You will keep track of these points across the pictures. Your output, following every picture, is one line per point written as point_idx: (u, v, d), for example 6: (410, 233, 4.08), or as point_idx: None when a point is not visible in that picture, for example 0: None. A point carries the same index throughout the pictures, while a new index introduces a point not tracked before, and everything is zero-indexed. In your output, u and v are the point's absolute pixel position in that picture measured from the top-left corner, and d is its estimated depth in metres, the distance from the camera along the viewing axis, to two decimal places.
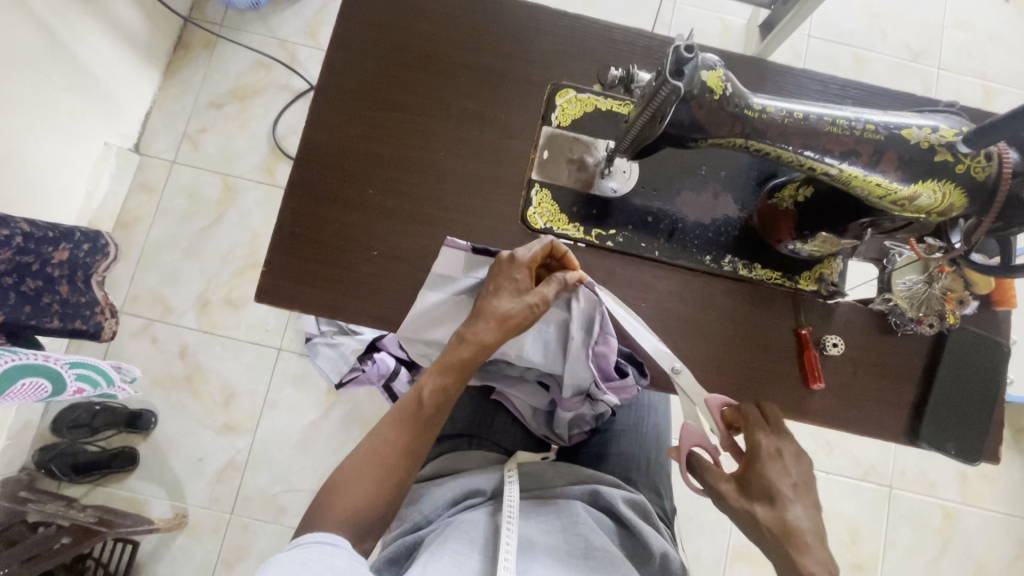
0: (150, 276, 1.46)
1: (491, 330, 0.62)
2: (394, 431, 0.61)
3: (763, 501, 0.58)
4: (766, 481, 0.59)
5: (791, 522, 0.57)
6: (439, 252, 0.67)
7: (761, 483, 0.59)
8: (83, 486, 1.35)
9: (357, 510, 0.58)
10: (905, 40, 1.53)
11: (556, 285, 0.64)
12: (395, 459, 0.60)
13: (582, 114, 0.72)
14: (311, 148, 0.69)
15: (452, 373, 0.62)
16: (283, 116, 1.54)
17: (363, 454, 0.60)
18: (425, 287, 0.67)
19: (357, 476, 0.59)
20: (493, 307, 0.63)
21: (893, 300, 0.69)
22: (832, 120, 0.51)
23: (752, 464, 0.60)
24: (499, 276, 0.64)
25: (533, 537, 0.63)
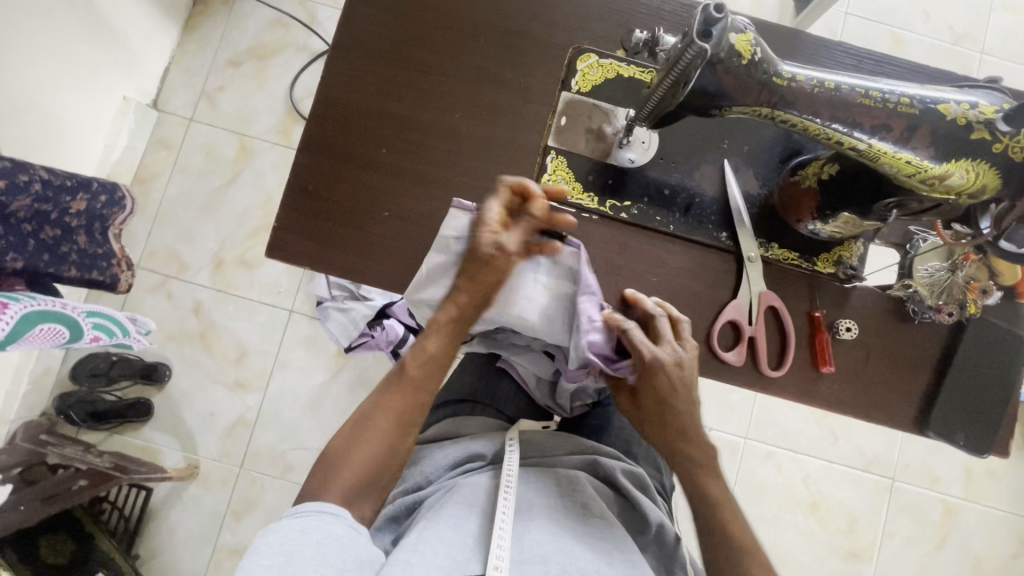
0: (167, 233, 1.47)
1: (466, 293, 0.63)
2: (384, 400, 0.63)
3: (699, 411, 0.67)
4: (662, 400, 0.64)
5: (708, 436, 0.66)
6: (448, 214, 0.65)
7: (651, 398, 0.64)
8: (100, 433, 1.40)
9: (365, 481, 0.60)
10: (948, 22, 1.46)
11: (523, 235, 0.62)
12: (391, 421, 0.62)
13: (604, 81, 0.70)
14: (326, 105, 0.68)
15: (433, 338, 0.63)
16: (301, 78, 1.52)
17: (352, 426, 0.62)
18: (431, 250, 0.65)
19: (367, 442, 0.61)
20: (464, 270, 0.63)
21: (913, 287, 0.68)
22: (865, 91, 0.49)
23: (677, 390, 0.64)
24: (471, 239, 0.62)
25: (531, 500, 0.63)
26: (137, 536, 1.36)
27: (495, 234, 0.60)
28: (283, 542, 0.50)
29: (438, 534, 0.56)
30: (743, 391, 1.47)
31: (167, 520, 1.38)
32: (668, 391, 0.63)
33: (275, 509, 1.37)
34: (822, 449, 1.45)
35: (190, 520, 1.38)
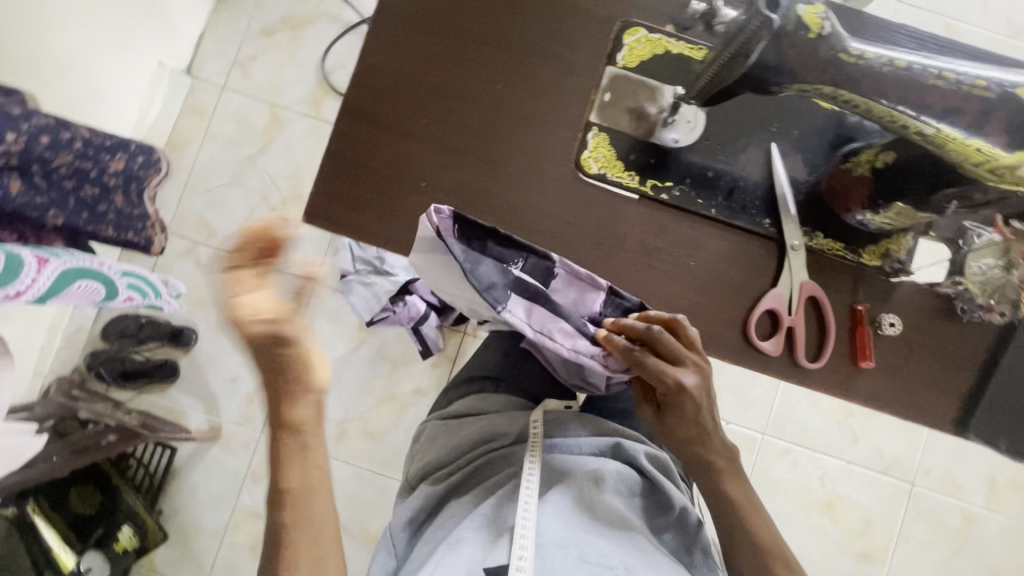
0: (197, 200, 1.49)
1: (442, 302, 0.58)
2: None
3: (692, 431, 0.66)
4: (692, 416, 0.64)
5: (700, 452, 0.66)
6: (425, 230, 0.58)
7: (678, 414, 0.64)
8: (128, 392, 1.44)
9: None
10: (1008, 14, 1.39)
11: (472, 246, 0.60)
12: None
13: (651, 57, 0.68)
14: (367, 72, 0.68)
15: None
16: (333, 49, 1.51)
17: None
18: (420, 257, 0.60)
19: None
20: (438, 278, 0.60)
21: (963, 284, 0.65)
22: (937, 72, 0.47)
23: (705, 399, 0.63)
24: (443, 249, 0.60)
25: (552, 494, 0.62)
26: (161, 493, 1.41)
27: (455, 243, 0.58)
28: None
29: (460, 550, 0.56)
30: (764, 386, 1.45)
31: (189, 479, 1.42)
32: (699, 407, 0.63)
33: None
34: (841, 450, 1.43)
35: (211, 481, 1.41)
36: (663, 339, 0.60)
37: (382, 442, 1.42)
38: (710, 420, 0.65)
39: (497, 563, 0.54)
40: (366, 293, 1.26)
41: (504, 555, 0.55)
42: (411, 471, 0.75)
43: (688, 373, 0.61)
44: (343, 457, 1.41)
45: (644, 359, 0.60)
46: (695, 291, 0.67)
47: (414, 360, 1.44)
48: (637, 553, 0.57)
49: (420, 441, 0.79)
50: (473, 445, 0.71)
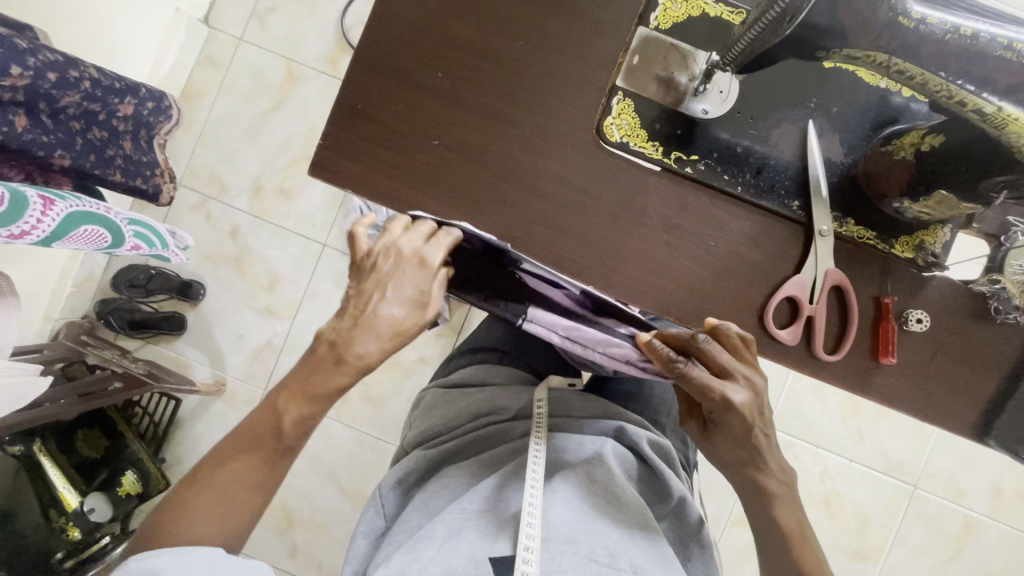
0: (209, 153, 1.47)
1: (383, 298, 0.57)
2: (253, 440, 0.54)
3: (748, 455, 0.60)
4: (740, 436, 0.58)
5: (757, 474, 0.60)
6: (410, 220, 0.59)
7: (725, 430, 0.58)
8: (136, 341, 1.45)
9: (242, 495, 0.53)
10: None
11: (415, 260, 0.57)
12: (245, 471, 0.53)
13: (686, 18, 0.63)
14: (384, 19, 0.64)
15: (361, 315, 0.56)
16: (354, 4, 1.46)
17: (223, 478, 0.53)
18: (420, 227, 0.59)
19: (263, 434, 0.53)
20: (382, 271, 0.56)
21: (1000, 283, 0.61)
22: (1006, 43, 0.42)
23: (758, 419, 0.58)
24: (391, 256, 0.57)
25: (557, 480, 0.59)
26: (165, 442, 1.43)
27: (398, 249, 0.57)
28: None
29: (463, 531, 0.53)
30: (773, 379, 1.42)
31: (193, 431, 1.44)
32: (750, 428, 0.57)
33: None
34: (845, 448, 1.40)
35: (214, 434, 1.43)
36: (715, 351, 0.56)
37: (382, 408, 1.42)
38: (763, 438, 0.58)
39: (502, 554, 0.50)
40: None
41: (508, 545, 0.51)
42: (407, 437, 0.73)
43: (739, 389, 0.56)
44: (343, 420, 1.42)
45: (687, 371, 0.55)
46: (713, 274, 0.64)
47: None
48: (645, 549, 0.54)
49: (419, 408, 0.77)
50: (472, 417, 0.69)
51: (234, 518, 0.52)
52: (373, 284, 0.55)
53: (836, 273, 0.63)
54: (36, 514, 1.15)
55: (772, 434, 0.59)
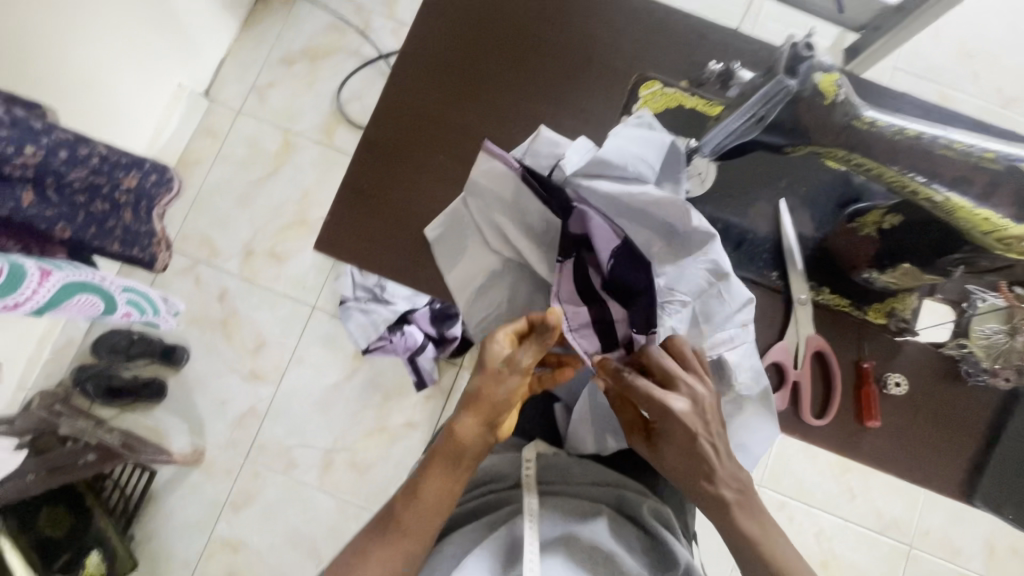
0: (203, 219, 1.49)
1: (498, 393, 0.54)
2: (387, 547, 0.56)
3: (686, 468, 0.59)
4: (688, 445, 0.58)
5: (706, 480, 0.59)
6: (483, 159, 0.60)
7: (671, 449, 0.59)
8: (113, 409, 1.40)
9: (400, 562, 0.56)
10: (998, 85, 1.62)
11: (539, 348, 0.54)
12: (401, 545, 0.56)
13: (666, 109, 0.69)
14: (391, 107, 0.70)
15: (481, 414, 0.55)
16: (349, 82, 1.55)
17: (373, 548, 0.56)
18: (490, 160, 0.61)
19: (408, 502, 0.56)
20: (483, 398, 0.54)
21: (968, 347, 0.65)
22: (947, 142, 0.48)
23: (703, 429, 0.57)
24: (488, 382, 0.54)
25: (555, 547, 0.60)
26: (135, 518, 1.35)
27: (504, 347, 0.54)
28: None
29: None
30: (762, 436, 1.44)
31: (167, 505, 1.37)
32: (692, 440, 0.57)
33: (275, 504, 1.36)
34: (836, 506, 1.41)
35: (189, 508, 1.37)
36: (655, 355, 0.59)
37: (369, 475, 1.38)
38: (709, 447, 0.57)
39: None
40: (364, 319, 1.37)
41: None
42: None
43: (679, 397, 0.57)
44: (328, 489, 1.37)
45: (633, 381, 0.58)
46: None
47: (408, 392, 1.42)
48: None
49: None
50: (472, 484, 0.69)
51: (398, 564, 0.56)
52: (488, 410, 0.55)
53: (817, 338, 0.66)
54: None
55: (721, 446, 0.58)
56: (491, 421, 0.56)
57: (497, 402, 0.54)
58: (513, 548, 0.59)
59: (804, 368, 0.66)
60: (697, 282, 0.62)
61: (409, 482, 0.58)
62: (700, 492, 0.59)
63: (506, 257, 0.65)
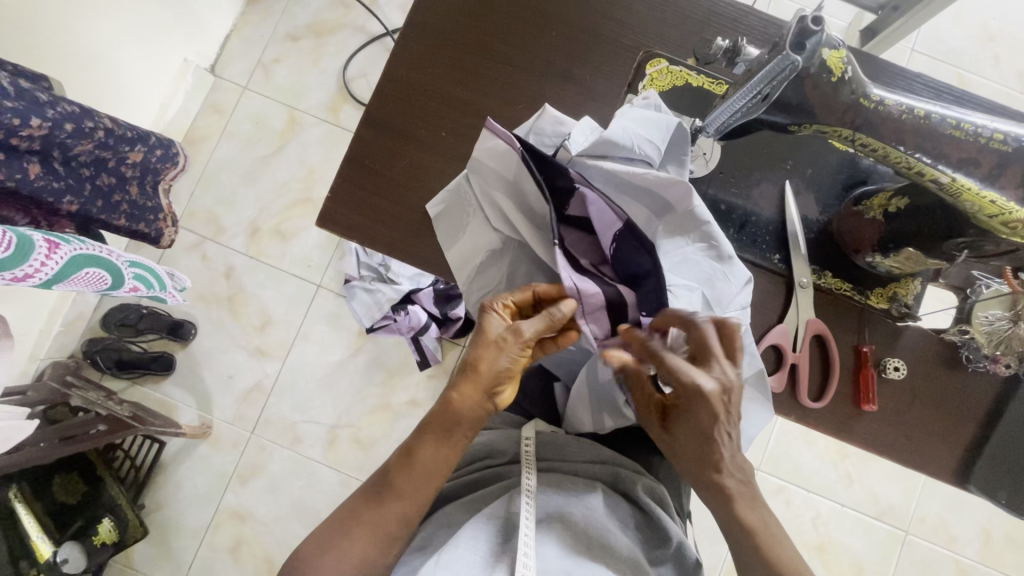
0: (208, 196, 1.50)
1: (495, 361, 0.56)
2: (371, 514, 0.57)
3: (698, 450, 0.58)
4: (705, 427, 0.57)
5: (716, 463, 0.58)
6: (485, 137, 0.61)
7: (686, 427, 0.58)
8: (123, 382, 1.43)
9: (386, 526, 0.57)
10: (1019, 70, 1.58)
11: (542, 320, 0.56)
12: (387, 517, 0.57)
13: (672, 88, 0.68)
14: (393, 82, 0.70)
15: (477, 382, 0.56)
16: (355, 58, 1.53)
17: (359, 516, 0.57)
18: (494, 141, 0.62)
19: (400, 465, 0.58)
20: (482, 366, 0.56)
21: (969, 334, 0.65)
22: (955, 123, 0.47)
23: (724, 413, 0.56)
24: (487, 349, 0.56)
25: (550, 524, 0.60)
26: (146, 488, 1.39)
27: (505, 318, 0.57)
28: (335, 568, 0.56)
29: (460, 554, 0.55)
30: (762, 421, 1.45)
31: (176, 475, 1.40)
32: (712, 423, 0.56)
33: (280, 477, 1.39)
34: (834, 491, 1.42)
35: (197, 479, 1.40)
36: (703, 330, 0.55)
37: (372, 451, 1.41)
38: (724, 434, 0.57)
39: None
40: (369, 299, 1.35)
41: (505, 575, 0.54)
42: None
43: (708, 378, 0.55)
44: (332, 464, 1.40)
45: (664, 355, 0.55)
46: None
47: (411, 370, 1.44)
48: None
49: None
50: (470, 460, 0.71)
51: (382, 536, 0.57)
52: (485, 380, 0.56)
53: (816, 321, 0.66)
54: (7, 565, 1.10)
55: (734, 433, 0.57)
56: (490, 390, 0.56)
57: (495, 372, 0.56)
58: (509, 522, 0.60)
59: (801, 352, 0.66)
60: (699, 267, 0.61)
61: (403, 447, 0.58)
62: (705, 477, 0.59)
63: (506, 236, 0.65)
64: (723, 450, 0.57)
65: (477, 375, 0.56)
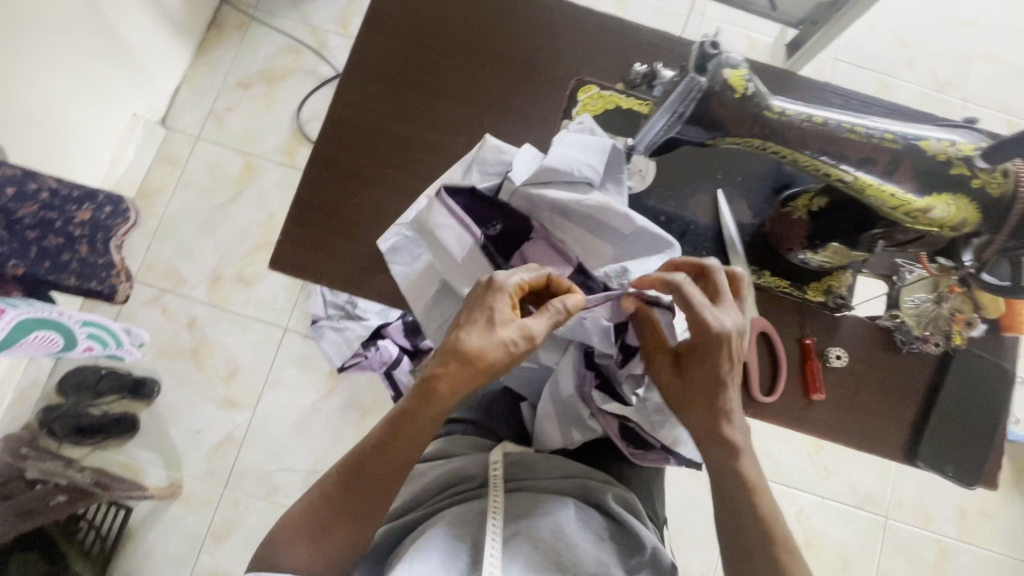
0: (166, 247, 1.48)
1: (496, 355, 0.56)
2: (339, 497, 0.57)
3: (707, 403, 0.60)
4: (717, 370, 0.59)
5: (727, 417, 0.60)
6: (434, 213, 0.64)
7: (706, 370, 0.60)
8: (83, 449, 1.37)
9: (360, 513, 0.57)
10: (932, 71, 1.71)
11: (550, 316, 0.57)
12: (359, 504, 0.57)
13: (604, 111, 0.72)
14: (337, 124, 0.72)
15: (467, 377, 0.56)
16: (308, 102, 1.56)
17: (328, 503, 0.57)
18: (439, 213, 0.64)
19: (374, 452, 0.57)
20: (473, 355, 0.55)
21: (900, 317, 0.69)
22: (851, 127, 0.51)
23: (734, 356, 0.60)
24: (487, 341, 0.55)
25: (519, 541, 0.61)
26: (113, 559, 1.32)
27: (511, 305, 0.57)
28: (306, 555, 0.56)
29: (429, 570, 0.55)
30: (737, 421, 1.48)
31: (146, 541, 1.34)
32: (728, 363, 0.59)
33: (258, 531, 1.34)
34: (813, 485, 1.45)
35: (169, 543, 1.34)
36: (715, 273, 0.61)
37: None
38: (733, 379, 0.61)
39: None
40: (337, 338, 1.34)
41: None
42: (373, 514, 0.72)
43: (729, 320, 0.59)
44: None
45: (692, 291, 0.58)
46: None
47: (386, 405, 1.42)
48: None
49: None
50: (440, 488, 0.70)
51: (353, 527, 0.57)
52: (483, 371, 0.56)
53: (758, 318, 0.69)
54: None
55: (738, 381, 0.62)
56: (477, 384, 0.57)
57: (491, 367, 0.56)
58: (479, 543, 0.61)
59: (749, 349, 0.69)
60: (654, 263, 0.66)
61: (379, 435, 0.58)
62: (714, 428, 0.60)
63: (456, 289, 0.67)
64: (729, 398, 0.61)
65: (476, 371, 0.56)
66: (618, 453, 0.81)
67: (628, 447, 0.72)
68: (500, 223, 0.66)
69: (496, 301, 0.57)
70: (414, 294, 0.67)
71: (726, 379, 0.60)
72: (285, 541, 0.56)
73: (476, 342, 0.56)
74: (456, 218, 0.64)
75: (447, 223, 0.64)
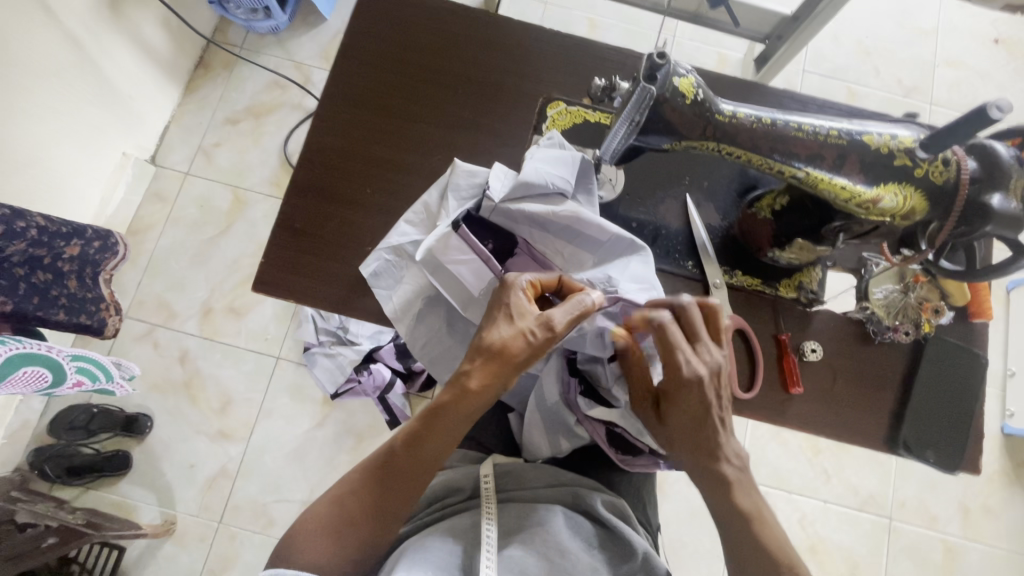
0: (157, 283, 1.49)
1: (519, 347, 0.56)
2: (365, 488, 0.57)
3: (693, 445, 0.59)
4: (696, 411, 0.58)
5: (716, 459, 0.59)
6: (451, 243, 0.65)
7: (680, 416, 0.59)
8: (74, 490, 1.35)
9: (386, 508, 0.57)
10: (897, 77, 1.77)
11: (570, 305, 0.58)
12: (385, 496, 0.57)
13: (572, 126, 0.75)
14: (316, 149, 0.75)
15: (496, 369, 0.56)
16: (294, 134, 1.60)
17: (357, 493, 0.58)
18: (455, 243, 0.66)
19: (406, 447, 0.58)
20: (496, 349, 0.56)
21: (870, 308, 0.71)
22: (797, 126, 0.54)
23: (714, 398, 0.58)
24: (508, 333, 0.57)
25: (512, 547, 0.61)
26: None
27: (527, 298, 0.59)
28: (328, 547, 0.56)
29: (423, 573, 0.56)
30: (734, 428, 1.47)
31: None
32: (704, 405, 0.58)
33: (256, 565, 1.33)
34: (815, 490, 1.44)
35: None
36: (691, 311, 0.59)
37: None
38: (720, 422, 0.59)
39: None
40: (330, 364, 1.35)
41: None
42: None
43: (702, 365, 0.58)
44: None
45: (666, 329, 0.58)
46: None
47: (381, 430, 1.42)
48: None
49: None
50: (429, 502, 0.70)
51: (380, 523, 0.57)
52: (511, 364, 0.57)
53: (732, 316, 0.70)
54: None
55: (728, 422, 0.60)
56: (509, 377, 0.57)
57: (518, 357, 0.56)
58: (472, 551, 0.61)
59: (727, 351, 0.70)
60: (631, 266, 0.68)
61: (410, 430, 0.59)
62: (706, 466, 0.59)
63: (443, 308, 0.70)
64: (720, 440, 0.59)
65: (501, 362, 0.56)
66: (607, 461, 0.82)
67: (617, 453, 0.72)
68: (492, 242, 0.70)
69: (511, 295, 0.59)
70: (398, 310, 0.69)
71: (708, 420, 0.58)
72: (308, 533, 0.56)
73: (500, 335, 0.57)
74: (474, 253, 0.66)
75: (463, 257, 0.66)
